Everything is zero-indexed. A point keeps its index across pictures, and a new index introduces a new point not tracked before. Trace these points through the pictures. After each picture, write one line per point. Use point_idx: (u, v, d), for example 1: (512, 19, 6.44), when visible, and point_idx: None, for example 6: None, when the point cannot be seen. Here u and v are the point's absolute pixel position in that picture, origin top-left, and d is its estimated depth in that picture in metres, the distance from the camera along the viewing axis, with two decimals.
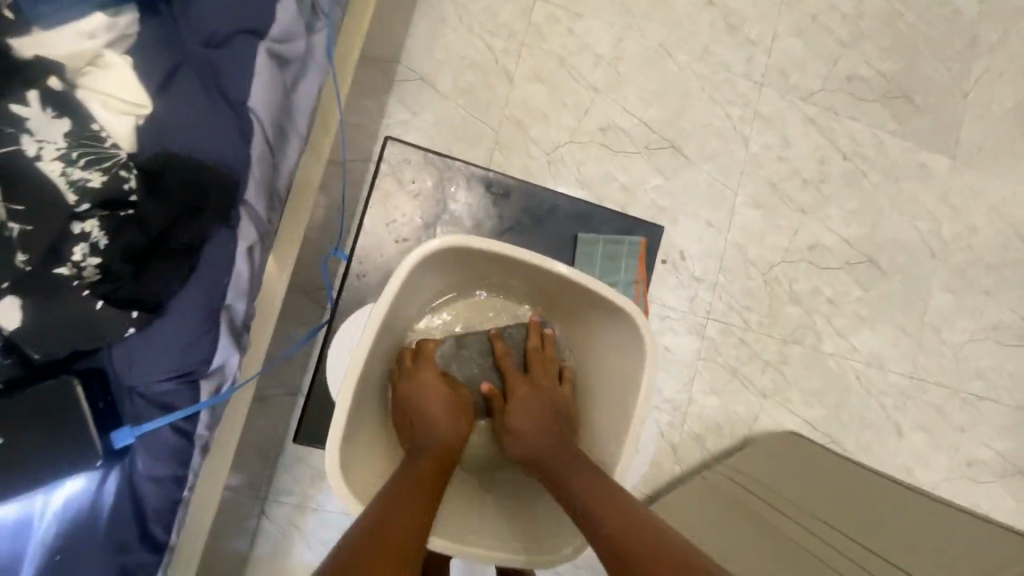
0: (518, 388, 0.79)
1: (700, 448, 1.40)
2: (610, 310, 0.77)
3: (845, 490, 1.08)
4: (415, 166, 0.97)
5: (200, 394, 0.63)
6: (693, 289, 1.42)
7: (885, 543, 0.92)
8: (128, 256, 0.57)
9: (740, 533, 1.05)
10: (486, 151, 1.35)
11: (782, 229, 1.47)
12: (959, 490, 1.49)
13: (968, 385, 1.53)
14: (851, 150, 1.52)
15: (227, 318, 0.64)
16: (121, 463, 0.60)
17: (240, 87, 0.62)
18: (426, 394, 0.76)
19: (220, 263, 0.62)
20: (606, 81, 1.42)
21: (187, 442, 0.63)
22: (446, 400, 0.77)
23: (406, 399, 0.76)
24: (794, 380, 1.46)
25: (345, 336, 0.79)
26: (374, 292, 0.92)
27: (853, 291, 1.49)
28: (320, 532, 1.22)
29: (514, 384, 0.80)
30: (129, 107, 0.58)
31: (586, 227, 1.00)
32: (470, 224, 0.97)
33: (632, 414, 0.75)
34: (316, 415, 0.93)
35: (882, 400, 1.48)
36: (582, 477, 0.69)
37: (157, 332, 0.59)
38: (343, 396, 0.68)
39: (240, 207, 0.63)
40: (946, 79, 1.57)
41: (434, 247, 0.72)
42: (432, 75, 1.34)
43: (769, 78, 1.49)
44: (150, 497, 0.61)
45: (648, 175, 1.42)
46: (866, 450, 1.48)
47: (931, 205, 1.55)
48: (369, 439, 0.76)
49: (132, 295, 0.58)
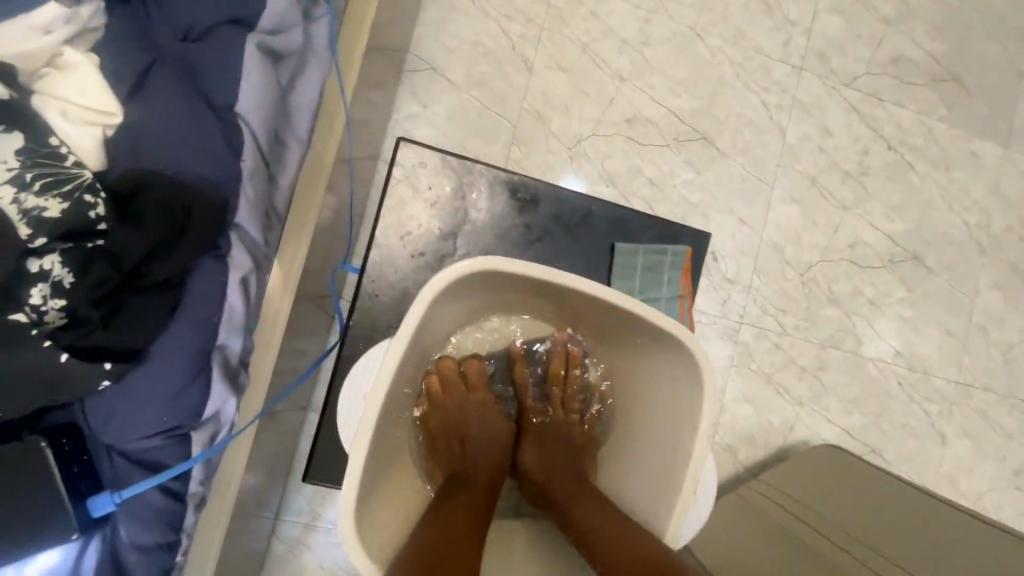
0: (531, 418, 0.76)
1: (732, 461, 1.27)
2: (658, 338, 0.66)
3: (871, 496, 0.98)
4: (431, 170, 0.87)
5: (191, 449, 0.54)
6: (725, 291, 1.29)
7: (916, 559, 0.82)
8: (98, 296, 0.49)
9: (760, 543, 0.95)
10: (502, 147, 1.24)
11: (820, 226, 1.34)
12: (1005, 502, 1.35)
13: (1018, 390, 1.38)
14: (897, 139, 1.39)
15: (221, 358, 0.54)
16: (102, 532, 0.53)
17: (225, 90, 0.54)
18: (469, 414, 0.72)
19: (209, 298, 0.53)
20: (631, 68, 1.30)
21: (178, 504, 0.54)
22: (483, 424, 0.72)
23: (442, 421, 0.72)
24: (832, 386, 1.32)
25: (361, 377, 0.68)
26: (390, 316, 0.83)
27: (897, 290, 1.36)
28: (334, 555, 1.11)
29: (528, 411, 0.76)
30: (95, 116, 0.50)
31: (624, 236, 0.90)
32: (493, 235, 0.88)
33: (687, 459, 0.63)
34: (325, 445, 0.84)
35: (926, 406, 1.34)
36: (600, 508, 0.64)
37: (136, 382, 0.50)
38: (357, 449, 0.57)
39: (230, 231, 0.55)
40: (1002, 61, 1.43)
41: (460, 271, 0.61)
42: (443, 64, 1.23)
43: (809, 61, 1.37)
44: (137, 568, 0.52)
45: (677, 169, 1.30)
46: (908, 461, 1.33)
47: (982, 196, 1.41)
48: (391, 481, 0.66)
49: (102, 342, 0.49)
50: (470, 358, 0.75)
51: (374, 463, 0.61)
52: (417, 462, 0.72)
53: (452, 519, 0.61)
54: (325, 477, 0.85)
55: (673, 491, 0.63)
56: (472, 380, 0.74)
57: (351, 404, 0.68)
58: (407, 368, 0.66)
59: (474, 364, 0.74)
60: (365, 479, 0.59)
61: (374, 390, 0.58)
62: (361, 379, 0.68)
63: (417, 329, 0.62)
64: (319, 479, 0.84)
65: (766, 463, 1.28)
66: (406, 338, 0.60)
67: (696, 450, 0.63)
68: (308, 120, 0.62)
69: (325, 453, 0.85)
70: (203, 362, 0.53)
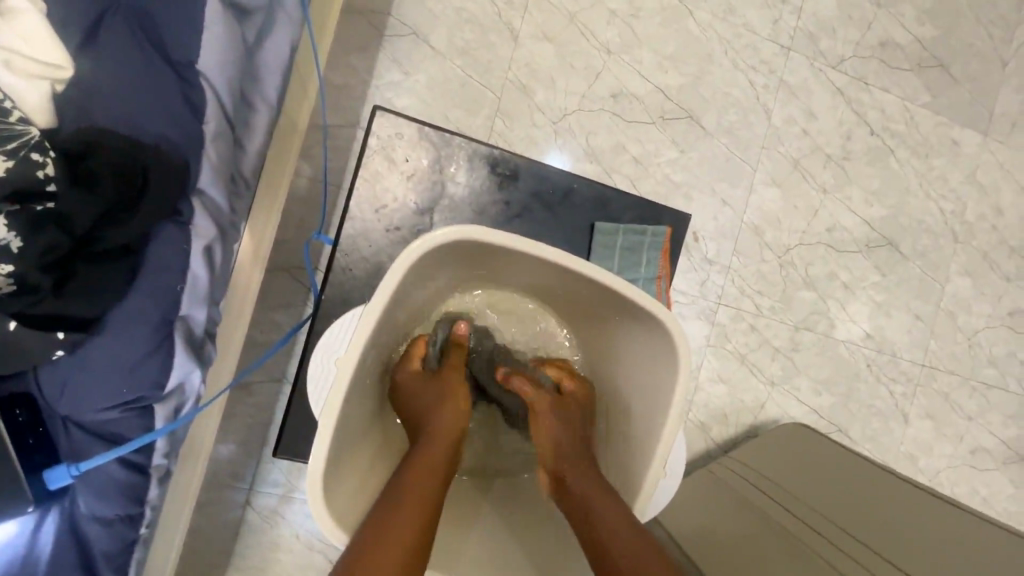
0: (418, 348, 0.69)
1: (704, 437, 1.29)
2: (639, 318, 0.65)
3: (835, 475, 1.00)
4: (407, 142, 0.85)
5: (154, 421, 0.54)
6: (704, 272, 1.30)
7: (907, 551, 0.80)
8: (47, 263, 0.47)
9: (728, 516, 0.97)
10: (486, 119, 1.21)
11: (800, 210, 1.35)
12: (960, 479, 1.40)
13: (980, 373, 1.43)
14: (880, 125, 1.39)
15: (184, 329, 0.54)
16: (60, 505, 0.53)
17: (185, 46, 0.52)
18: (404, 389, 0.65)
19: (170, 267, 0.53)
20: (620, 41, 1.27)
21: (142, 477, 0.54)
22: (410, 380, 0.66)
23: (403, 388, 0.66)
24: (803, 367, 1.35)
25: (331, 345, 0.69)
26: (362, 290, 0.82)
27: (870, 274, 1.38)
28: (310, 525, 1.07)
29: (417, 348, 0.69)
30: (40, 68, 0.47)
31: (605, 215, 0.90)
32: (471, 210, 0.86)
33: (657, 440, 0.63)
34: (294, 420, 0.83)
35: (892, 387, 1.38)
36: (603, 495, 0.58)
37: (96, 352, 0.50)
38: (324, 424, 0.56)
39: (192, 196, 0.54)
40: (986, 49, 1.43)
41: (439, 239, 0.60)
42: (425, 30, 1.18)
43: (797, 42, 1.35)
44: (98, 541, 0.53)
45: (662, 148, 1.29)
46: (872, 440, 1.37)
47: (958, 184, 1.43)
48: (368, 451, 0.66)
49: (55, 311, 0.48)
50: (419, 340, 0.70)
51: (344, 435, 0.60)
52: None
53: (423, 473, 0.56)
54: (297, 452, 0.84)
55: (644, 468, 0.64)
56: (412, 356, 0.68)
57: (321, 370, 0.70)
58: (384, 347, 0.66)
59: (420, 343, 0.69)
60: (334, 450, 0.58)
61: (344, 360, 0.57)
62: (332, 346, 0.69)
63: (393, 298, 0.61)
64: (288, 454, 0.83)
65: (736, 440, 1.31)
66: (380, 307, 0.58)
67: (667, 430, 0.62)
68: (276, 83, 0.61)
69: (296, 427, 0.84)
70: (167, 333, 0.53)
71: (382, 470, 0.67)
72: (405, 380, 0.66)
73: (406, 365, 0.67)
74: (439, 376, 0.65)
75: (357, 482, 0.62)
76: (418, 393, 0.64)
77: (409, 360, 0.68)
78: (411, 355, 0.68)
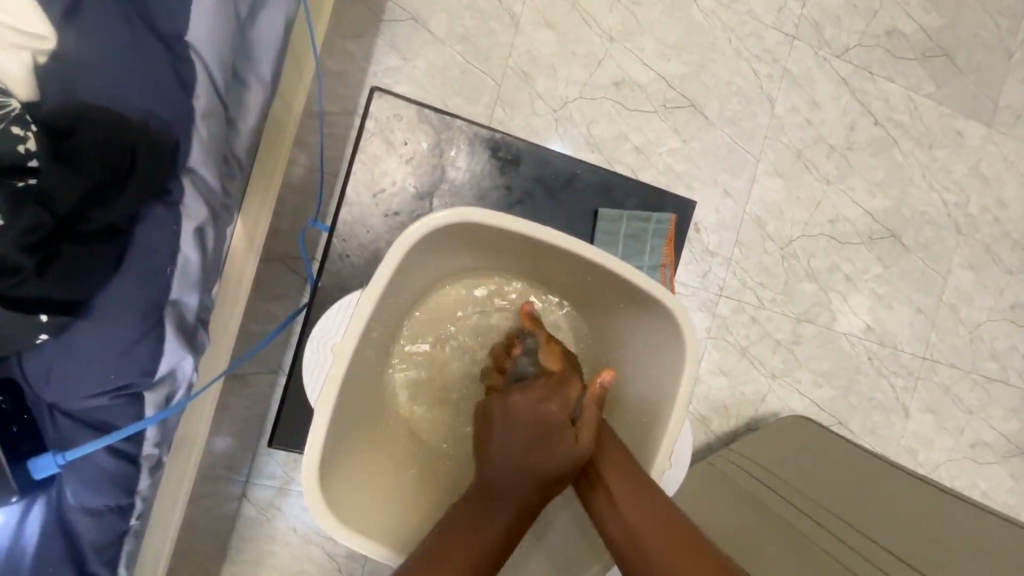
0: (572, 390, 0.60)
1: (704, 430, 1.28)
2: (643, 304, 0.64)
3: (837, 466, 0.99)
4: (406, 124, 0.82)
5: (144, 410, 0.53)
6: (706, 263, 1.28)
7: (919, 551, 0.77)
8: (28, 244, 0.45)
9: (730, 510, 0.96)
10: (486, 106, 1.19)
11: (803, 201, 1.33)
12: (960, 473, 1.39)
13: (981, 366, 1.42)
14: (884, 115, 1.37)
15: (175, 315, 0.53)
16: (47, 495, 0.52)
17: (174, 17, 0.50)
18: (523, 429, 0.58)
19: (158, 248, 0.52)
20: (622, 28, 1.24)
21: (132, 467, 0.53)
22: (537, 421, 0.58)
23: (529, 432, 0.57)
24: (805, 360, 1.33)
25: (326, 332, 0.69)
26: (359, 277, 0.80)
27: (873, 266, 1.37)
28: (307, 517, 1.06)
29: (570, 389, 0.60)
30: (20, 37, 0.45)
31: (608, 201, 0.88)
32: (472, 196, 0.84)
33: (662, 434, 0.62)
34: (290, 409, 0.81)
35: (893, 380, 1.37)
36: (622, 496, 0.58)
37: (82, 336, 0.49)
38: (322, 410, 0.55)
39: (183, 175, 0.53)
40: (992, 39, 1.41)
41: (438, 222, 0.58)
42: (424, 14, 1.16)
43: (802, 30, 1.33)
44: (87, 533, 0.52)
45: (664, 137, 1.27)
46: (873, 433, 1.36)
47: (962, 176, 1.41)
48: (366, 439, 0.64)
49: (36, 294, 0.46)
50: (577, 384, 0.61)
51: (341, 424, 0.59)
52: (414, 430, 0.69)
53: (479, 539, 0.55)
54: (294, 444, 0.82)
55: (649, 457, 0.63)
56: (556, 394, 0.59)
57: (317, 356, 0.68)
58: (381, 335, 0.64)
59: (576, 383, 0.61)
60: (330, 438, 0.57)
61: (342, 345, 0.55)
62: (328, 333, 0.68)
63: (391, 283, 0.59)
64: (284, 444, 0.82)
65: (737, 432, 1.30)
66: (377, 292, 0.57)
67: (673, 420, 0.62)
68: (270, 61, 0.60)
69: (293, 417, 0.82)
70: (158, 318, 0.52)
71: (382, 462, 0.65)
72: (535, 420, 0.58)
73: (551, 402, 0.58)
74: (574, 434, 0.58)
75: (356, 474, 0.62)
76: (542, 447, 0.57)
77: (552, 401, 0.58)
78: (559, 388, 0.60)
